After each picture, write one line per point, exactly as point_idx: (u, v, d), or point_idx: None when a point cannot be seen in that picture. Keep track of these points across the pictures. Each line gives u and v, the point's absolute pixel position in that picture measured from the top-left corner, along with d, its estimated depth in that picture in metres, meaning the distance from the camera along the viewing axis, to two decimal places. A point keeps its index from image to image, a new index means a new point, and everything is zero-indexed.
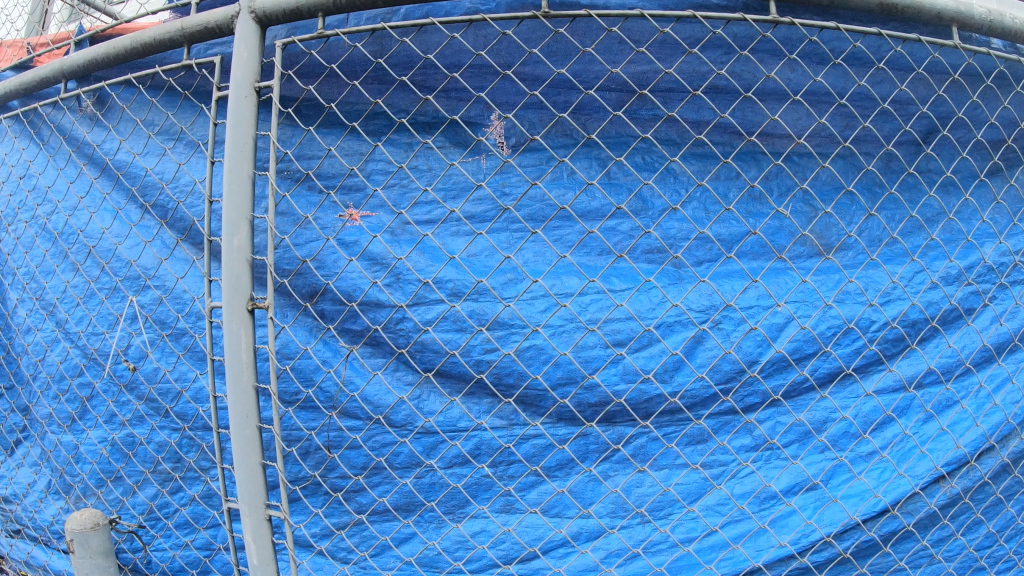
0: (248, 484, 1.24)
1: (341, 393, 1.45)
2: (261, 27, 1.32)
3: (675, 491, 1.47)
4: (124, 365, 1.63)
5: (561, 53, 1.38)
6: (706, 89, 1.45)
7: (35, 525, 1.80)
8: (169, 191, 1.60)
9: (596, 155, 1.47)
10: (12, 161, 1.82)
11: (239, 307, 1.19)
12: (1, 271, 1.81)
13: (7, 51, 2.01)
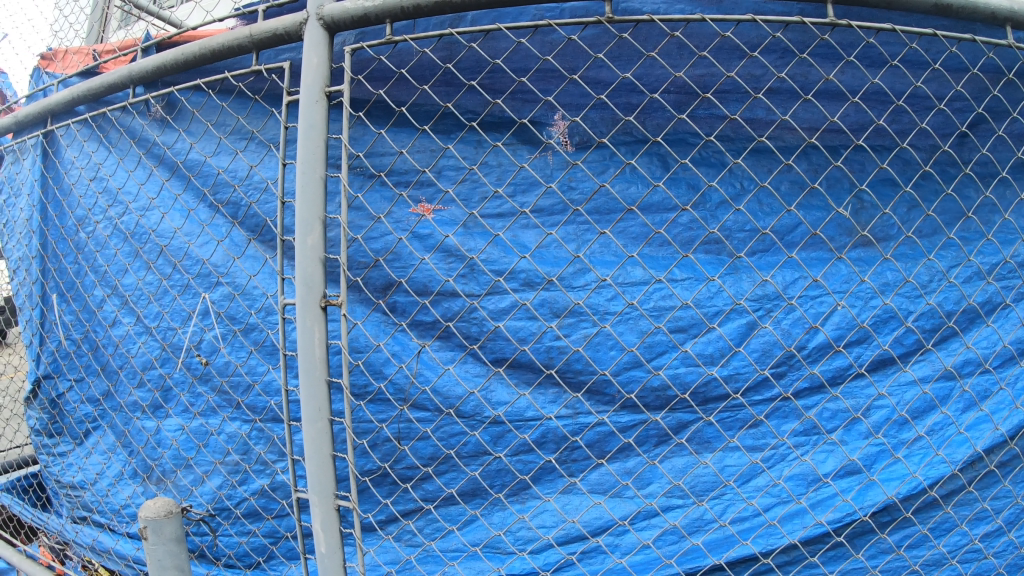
0: (319, 475, 1.29)
1: (410, 385, 1.53)
2: (327, 33, 1.37)
3: (730, 478, 1.52)
4: (196, 359, 1.75)
5: (624, 57, 1.44)
6: (765, 92, 1.51)
7: (104, 509, 1.94)
8: (244, 191, 1.68)
9: (658, 152, 1.55)
10: (81, 164, 1.88)
11: (313, 303, 1.23)
12: (76, 269, 1.90)
13: (73, 58, 2.05)
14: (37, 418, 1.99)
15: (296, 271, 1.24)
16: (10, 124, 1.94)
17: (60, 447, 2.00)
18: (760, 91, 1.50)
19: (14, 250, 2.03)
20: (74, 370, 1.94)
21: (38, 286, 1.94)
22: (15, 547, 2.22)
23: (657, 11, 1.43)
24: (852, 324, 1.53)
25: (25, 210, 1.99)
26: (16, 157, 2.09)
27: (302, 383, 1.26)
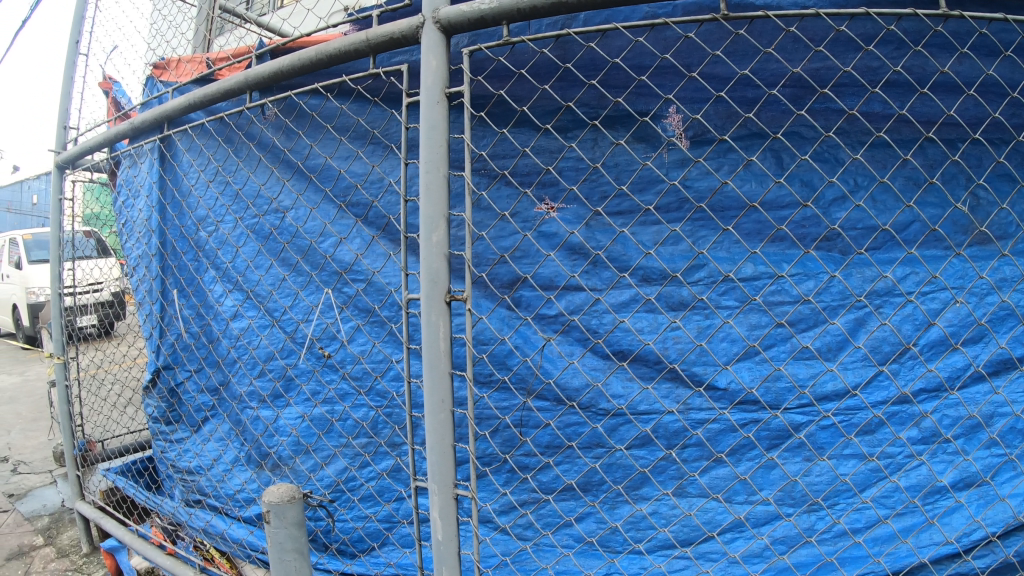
0: (440, 465, 1.36)
1: (534, 376, 1.67)
2: (444, 35, 1.42)
3: (849, 480, 1.59)
4: (318, 351, 1.89)
5: (740, 53, 1.51)
6: (882, 86, 1.54)
7: (218, 494, 2.09)
8: (363, 190, 1.79)
9: (773, 148, 1.61)
10: (200, 167, 1.99)
11: (438, 298, 1.30)
12: (197, 266, 2.03)
13: (188, 66, 2.10)
14: (156, 406, 2.16)
15: (422, 268, 1.31)
16: (130, 130, 2.06)
17: (177, 434, 2.17)
18: (875, 85, 1.53)
19: (135, 247, 2.18)
20: (189, 362, 2.09)
21: (159, 282, 2.10)
22: (129, 527, 2.39)
23: (770, 6, 1.46)
24: (973, 326, 1.60)
25: (144, 211, 2.12)
26: (135, 161, 2.22)
27: (426, 374, 1.33)
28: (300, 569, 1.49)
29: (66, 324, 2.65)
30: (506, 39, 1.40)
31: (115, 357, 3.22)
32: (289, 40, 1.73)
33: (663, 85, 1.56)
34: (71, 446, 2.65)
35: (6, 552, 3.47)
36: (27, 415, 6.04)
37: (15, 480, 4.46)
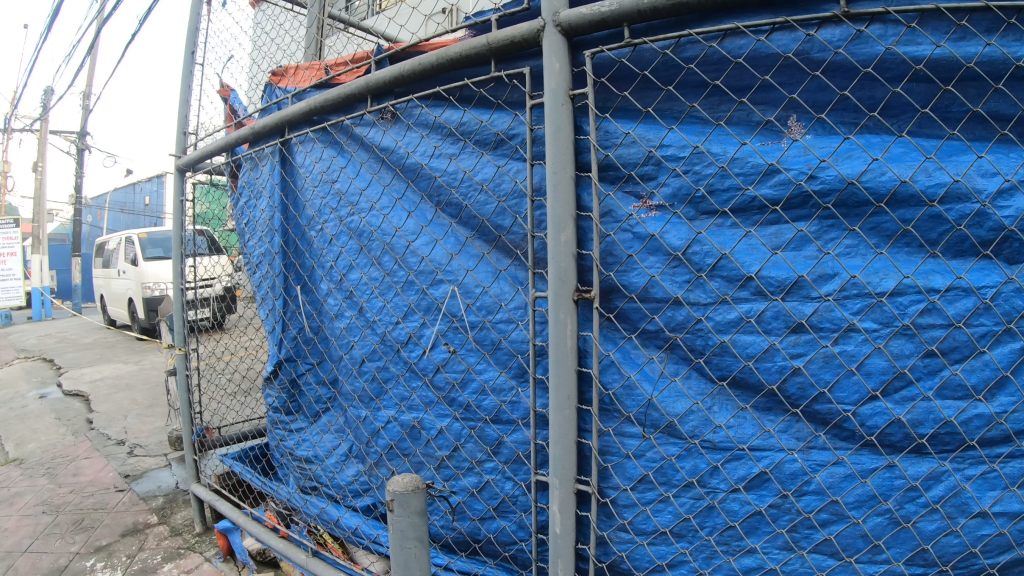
0: (563, 457, 1.56)
1: (626, 397, 1.74)
2: (565, 38, 1.50)
3: (993, 513, 1.56)
4: (428, 360, 1.87)
5: (860, 44, 1.52)
6: (1006, 80, 1.50)
7: (333, 484, 2.21)
8: (491, 194, 1.72)
9: (908, 148, 1.55)
10: (319, 164, 2.10)
11: (566, 296, 1.50)
12: (314, 265, 2.15)
13: (307, 73, 2.21)
14: (277, 396, 2.35)
15: (551, 268, 1.50)
16: (251, 134, 2.23)
17: (296, 423, 2.33)
18: (1001, 81, 1.49)
19: (258, 245, 2.39)
20: (308, 355, 2.24)
21: (280, 279, 2.27)
22: (242, 511, 2.64)
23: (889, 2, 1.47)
24: None
25: (267, 211, 2.30)
26: (256, 163, 2.39)
27: (554, 370, 1.54)
28: (420, 555, 1.59)
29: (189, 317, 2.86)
30: (629, 41, 1.50)
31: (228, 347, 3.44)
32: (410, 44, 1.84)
33: (787, 83, 1.60)
34: (190, 431, 2.88)
35: (122, 528, 3.74)
36: (141, 403, 6.48)
37: (131, 463, 4.81)
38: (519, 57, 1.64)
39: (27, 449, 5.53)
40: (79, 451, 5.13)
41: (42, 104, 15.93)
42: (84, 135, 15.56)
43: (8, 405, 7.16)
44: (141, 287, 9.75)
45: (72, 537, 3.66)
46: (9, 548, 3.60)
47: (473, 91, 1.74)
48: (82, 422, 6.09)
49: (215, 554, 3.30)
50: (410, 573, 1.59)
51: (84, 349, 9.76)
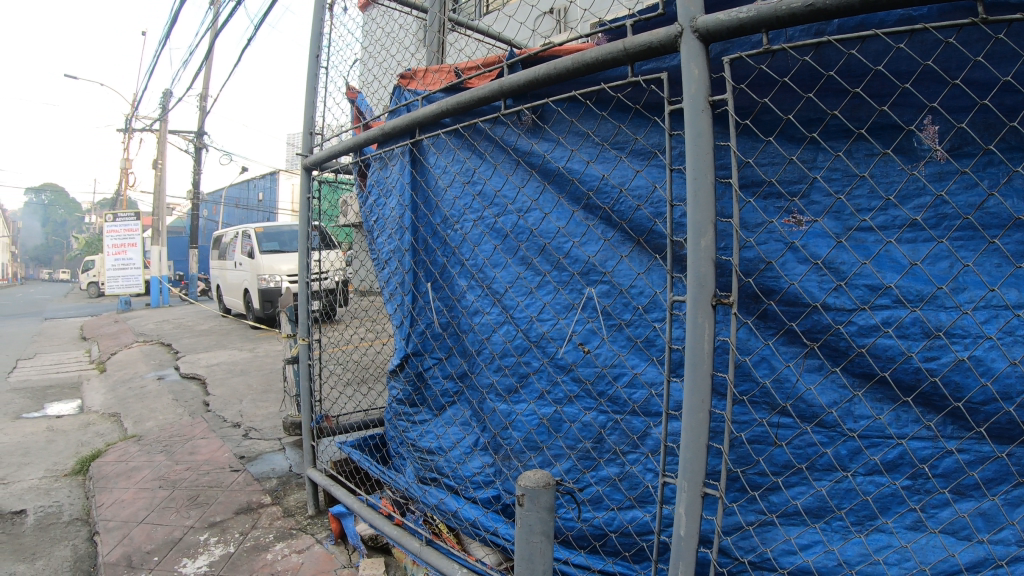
0: (692, 461, 1.56)
1: (777, 390, 1.96)
2: (703, 43, 1.51)
3: None
4: (565, 355, 2.24)
5: (998, 56, 1.63)
6: None
7: (455, 475, 2.62)
8: (629, 197, 2.08)
9: None
10: (455, 169, 2.52)
11: (705, 301, 1.50)
12: (450, 259, 2.58)
13: (437, 77, 2.58)
14: (403, 388, 2.80)
15: (690, 273, 1.51)
16: (380, 135, 2.59)
17: (419, 415, 2.77)
18: None
19: (388, 243, 2.85)
20: (435, 350, 2.68)
21: (411, 275, 2.71)
22: (358, 496, 2.88)
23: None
24: None
25: (398, 209, 2.75)
26: (385, 163, 2.83)
27: (688, 373, 1.55)
28: (545, 551, 1.62)
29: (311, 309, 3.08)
30: (765, 47, 1.46)
31: (338, 338, 3.64)
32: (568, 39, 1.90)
33: (925, 92, 1.73)
34: (309, 418, 3.07)
35: (236, 506, 3.95)
36: (256, 388, 6.82)
37: (245, 445, 5.12)
38: (658, 68, 1.92)
39: (148, 426, 5.95)
40: (195, 430, 5.46)
41: (161, 106, 17.08)
42: (201, 135, 16.56)
43: (130, 384, 7.72)
44: (256, 278, 10.30)
45: (187, 512, 3.90)
46: (129, 518, 3.89)
47: (611, 95, 2.08)
48: (199, 404, 6.50)
49: (325, 536, 3.47)
50: (534, 568, 1.63)
51: (199, 335, 10.37)
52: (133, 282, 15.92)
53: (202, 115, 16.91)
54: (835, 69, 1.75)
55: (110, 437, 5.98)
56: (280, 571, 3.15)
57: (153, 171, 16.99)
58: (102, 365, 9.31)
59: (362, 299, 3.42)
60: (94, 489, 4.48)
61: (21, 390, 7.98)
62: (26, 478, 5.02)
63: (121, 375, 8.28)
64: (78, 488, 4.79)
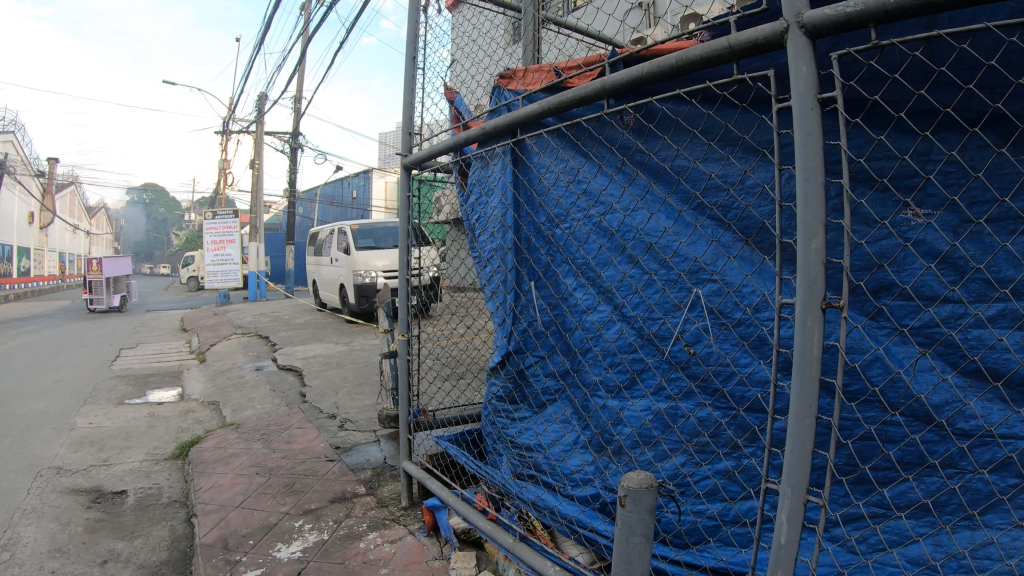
0: (796, 467, 1.52)
1: (891, 389, 1.89)
2: (809, 39, 1.47)
3: None
4: (682, 348, 2.22)
5: None
6: None
7: (555, 472, 2.66)
8: (739, 195, 2.07)
9: None
10: (559, 169, 2.52)
11: (814, 304, 1.46)
12: (556, 260, 2.60)
13: (538, 76, 2.60)
14: (503, 385, 2.87)
15: (800, 275, 1.47)
16: (482, 136, 2.68)
17: (519, 412, 2.83)
18: None
19: (490, 241, 2.89)
20: (537, 348, 2.71)
21: (513, 274, 2.75)
22: (455, 490, 2.98)
23: None
24: None
25: (500, 208, 2.79)
26: (486, 163, 2.89)
27: (795, 378, 1.50)
28: (643, 552, 1.59)
29: (410, 306, 3.23)
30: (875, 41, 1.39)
31: (438, 333, 3.76)
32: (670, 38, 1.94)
33: None
34: (407, 413, 3.23)
35: (331, 494, 4.07)
36: (352, 381, 7.03)
37: (340, 436, 5.26)
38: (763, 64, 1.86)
39: (247, 414, 6.21)
40: (291, 421, 5.65)
41: (258, 108, 17.84)
42: (296, 136, 17.20)
43: (229, 374, 8.09)
44: (351, 274, 10.63)
45: (283, 498, 4.05)
46: (226, 502, 4.08)
47: (716, 93, 2.03)
48: (296, 395, 6.74)
49: (418, 529, 3.52)
50: (632, 569, 1.60)
51: (297, 328, 10.79)
52: (230, 277, 16.64)
53: (298, 117, 17.57)
54: (946, 64, 1.66)
55: (210, 424, 6.28)
56: (372, 560, 3.21)
57: (251, 171, 17.75)
58: (203, 356, 9.79)
59: (456, 295, 3.51)
60: (193, 473, 4.72)
61: (127, 377, 8.48)
62: (129, 460, 5.33)
63: (220, 365, 8.70)
64: (178, 472, 5.06)
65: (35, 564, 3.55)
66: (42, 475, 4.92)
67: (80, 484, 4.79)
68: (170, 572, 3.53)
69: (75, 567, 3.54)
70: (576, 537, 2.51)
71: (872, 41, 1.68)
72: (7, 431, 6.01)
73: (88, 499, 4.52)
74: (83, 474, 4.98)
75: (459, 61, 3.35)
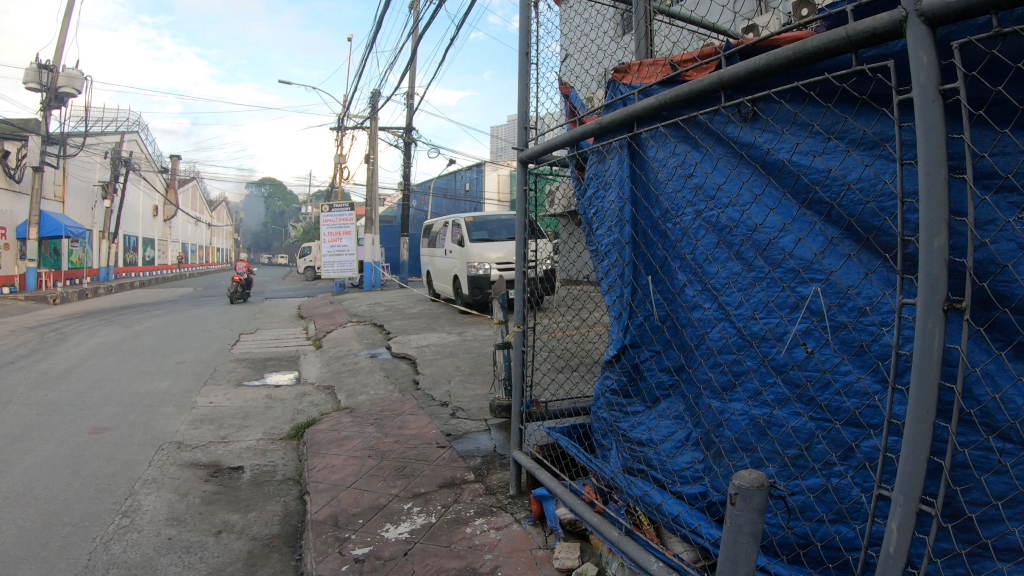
0: (911, 476, 1.54)
1: (999, 410, 1.68)
2: (929, 29, 1.48)
3: None
4: (801, 347, 2.09)
5: None
6: None
7: (664, 468, 2.65)
8: (856, 192, 1.91)
9: None
10: (675, 161, 2.48)
11: (937, 306, 1.47)
12: (672, 255, 2.56)
13: (652, 69, 2.58)
14: (618, 378, 2.87)
15: (922, 275, 1.48)
16: (598, 129, 2.71)
17: (632, 406, 2.83)
18: None
19: (608, 235, 2.89)
20: (653, 342, 2.70)
21: (631, 268, 2.75)
22: (565, 480, 3.05)
23: None
24: None
25: (618, 202, 2.79)
26: (603, 156, 2.89)
27: (914, 383, 1.52)
28: (750, 553, 1.56)
29: (525, 297, 3.28)
30: (997, 30, 1.39)
31: (552, 325, 3.79)
32: (787, 28, 1.94)
33: None
34: (519, 403, 3.29)
35: (440, 480, 4.18)
36: (463, 370, 7.19)
37: (452, 424, 5.41)
38: (882, 52, 1.74)
39: (361, 399, 6.49)
40: (404, 407, 5.85)
41: (372, 103, 18.44)
42: (409, 131, 17.71)
43: (344, 360, 8.47)
44: (464, 265, 10.87)
45: (394, 481, 4.21)
46: (339, 482, 4.28)
47: (835, 85, 1.93)
48: (409, 383, 6.96)
49: (524, 517, 3.57)
50: (738, 569, 1.57)
51: (411, 317, 11.17)
52: (347, 266, 17.42)
53: (411, 113, 18.10)
54: None
55: (324, 407, 6.59)
56: (477, 545, 3.29)
57: (366, 165, 18.42)
58: (321, 341, 10.30)
59: (571, 289, 3.54)
60: (307, 454, 4.97)
61: (249, 361, 9.03)
62: (247, 438, 5.68)
63: (336, 352, 9.11)
64: (292, 452, 5.35)
65: (153, 530, 3.84)
66: (163, 449, 5.31)
67: (199, 459, 5.14)
68: (281, 545, 3.75)
69: (191, 535, 3.82)
70: (681, 534, 2.52)
71: (991, 28, 1.56)
72: (133, 407, 6.53)
73: (206, 472, 4.86)
74: (201, 450, 5.33)
75: (572, 55, 3.33)
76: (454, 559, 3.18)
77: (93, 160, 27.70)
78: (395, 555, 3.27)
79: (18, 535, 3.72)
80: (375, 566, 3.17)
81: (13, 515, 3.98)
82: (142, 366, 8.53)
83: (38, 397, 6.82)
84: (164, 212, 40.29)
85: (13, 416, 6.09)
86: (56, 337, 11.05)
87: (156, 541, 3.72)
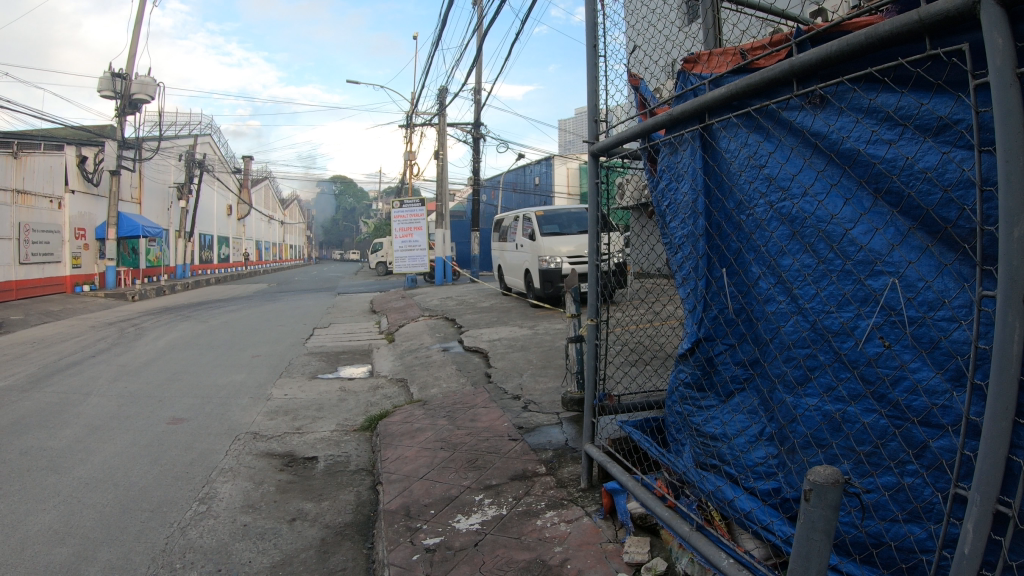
0: (988, 473, 1.51)
1: None
2: (1004, 9, 1.42)
3: None
4: (878, 341, 2.03)
5: None
6: None
7: (737, 463, 2.62)
8: (935, 181, 1.82)
9: None
10: (748, 151, 2.43)
11: (1016, 298, 1.42)
12: (747, 247, 2.51)
13: (722, 59, 2.54)
14: (692, 371, 2.84)
15: (1002, 268, 1.44)
16: (669, 121, 2.69)
17: (706, 400, 2.80)
18: None
19: (681, 227, 2.86)
20: (727, 336, 2.66)
21: (705, 260, 2.71)
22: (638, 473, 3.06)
23: None
24: None
25: (691, 194, 2.76)
26: (675, 148, 2.85)
27: (994, 378, 1.48)
28: (823, 551, 1.54)
29: (598, 290, 3.28)
30: None
31: (627, 318, 3.77)
32: (857, 14, 1.89)
33: None
34: (592, 397, 3.30)
35: (512, 472, 4.23)
36: (536, 363, 7.23)
37: (523, 417, 5.45)
38: (953, 34, 1.66)
39: (433, 392, 6.61)
40: (476, 400, 5.93)
41: (440, 101, 18.68)
42: (477, 126, 17.80)
43: (417, 353, 8.65)
44: (536, 259, 10.90)
45: (465, 473, 4.28)
46: (411, 473, 4.38)
47: (909, 72, 1.85)
48: (481, 376, 7.05)
49: (595, 510, 3.57)
50: (810, 566, 1.55)
51: (483, 311, 11.29)
52: (418, 262, 17.76)
53: (479, 110, 18.25)
54: None
55: (397, 400, 6.75)
56: (548, 537, 3.31)
57: (436, 162, 18.68)
58: (392, 336, 10.53)
59: (645, 281, 3.51)
60: (380, 445, 5.10)
61: (324, 354, 9.31)
62: (322, 429, 5.87)
63: (407, 346, 9.29)
64: (365, 443, 5.50)
65: (229, 517, 4.03)
66: (240, 439, 5.54)
67: (274, 449, 5.34)
68: (353, 533, 3.87)
69: (265, 522, 3.98)
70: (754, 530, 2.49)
71: None
72: (210, 398, 6.83)
73: (281, 462, 5.05)
74: (278, 440, 5.54)
75: (639, 47, 3.31)
76: (524, 550, 3.22)
77: (167, 162, 29.12)
78: (466, 545, 3.33)
79: (100, 518, 3.96)
80: (446, 556, 3.25)
81: (97, 500, 4.24)
82: (219, 359, 8.90)
83: (121, 389, 7.21)
84: (239, 212, 41.99)
85: (97, 407, 6.46)
86: (138, 333, 11.67)
87: (232, 527, 3.89)
